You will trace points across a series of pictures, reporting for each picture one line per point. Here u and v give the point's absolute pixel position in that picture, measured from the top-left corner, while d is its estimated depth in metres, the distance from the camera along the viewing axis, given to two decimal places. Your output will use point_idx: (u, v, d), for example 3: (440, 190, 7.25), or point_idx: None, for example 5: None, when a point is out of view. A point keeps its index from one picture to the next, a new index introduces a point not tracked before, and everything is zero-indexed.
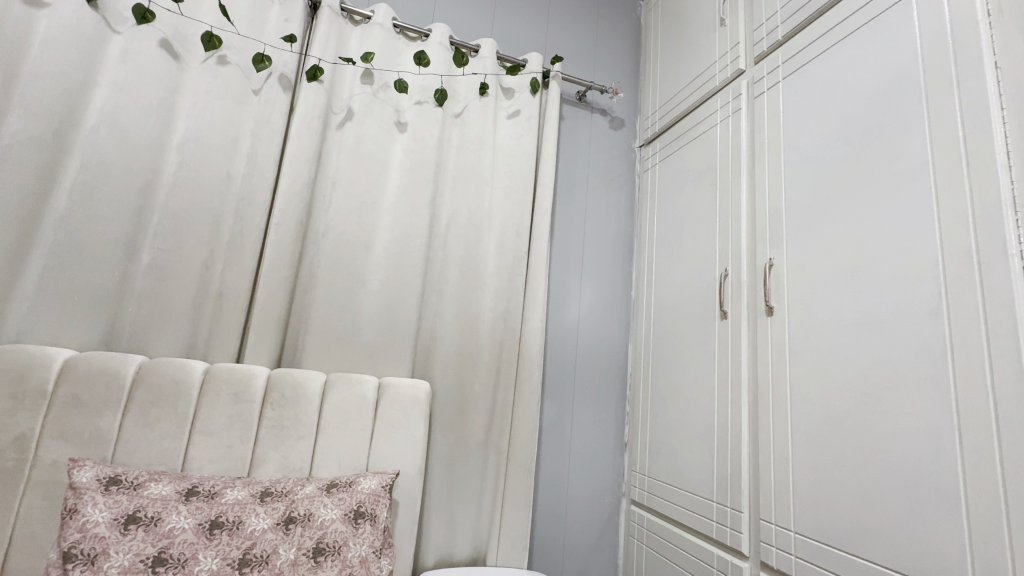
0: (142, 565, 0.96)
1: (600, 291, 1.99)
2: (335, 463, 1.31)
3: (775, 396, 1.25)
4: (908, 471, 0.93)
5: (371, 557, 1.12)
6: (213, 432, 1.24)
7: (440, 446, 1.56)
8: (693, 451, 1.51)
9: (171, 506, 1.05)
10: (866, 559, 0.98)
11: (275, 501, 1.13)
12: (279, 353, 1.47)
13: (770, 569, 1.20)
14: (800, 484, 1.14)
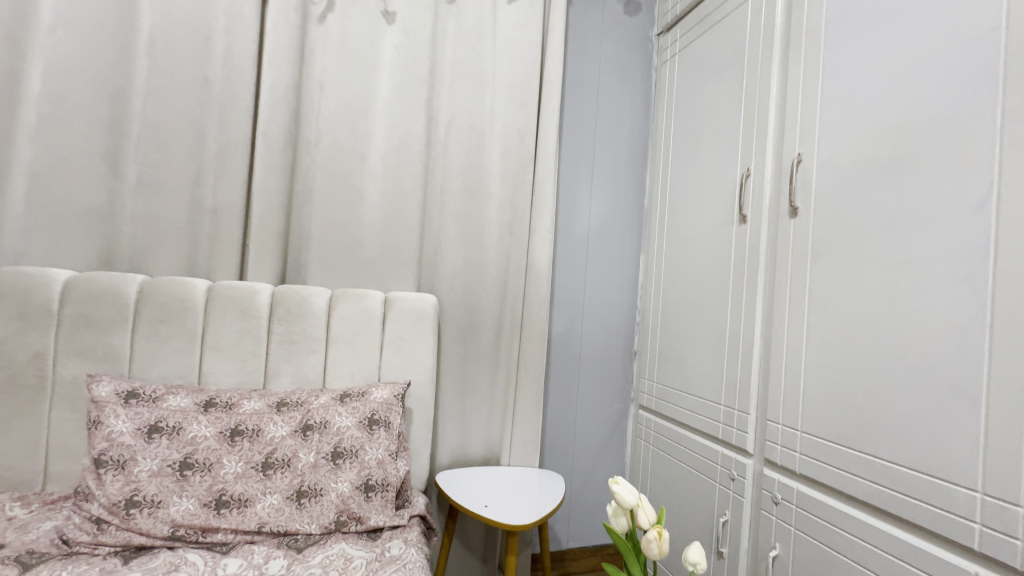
0: (170, 469, 1.01)
1: (611, 199, 1.89)
2: (347, 376, 1.34)
3: (794, 300, 1.20)
4: (928, 371, 0.90)
5: (387, 459, 1.17)
6: (224, 347, 1.25)
7: (451, 358, 1.58)
8: (703, 359, 1.51)
9: (191, 417, 1.09)
10: (874, 455, 0.99)
11: (292, 410, 1.17)
12: (281, 270, 1.44)
13: (773, 465, 1.24)
14: (811, 386, 1.14)
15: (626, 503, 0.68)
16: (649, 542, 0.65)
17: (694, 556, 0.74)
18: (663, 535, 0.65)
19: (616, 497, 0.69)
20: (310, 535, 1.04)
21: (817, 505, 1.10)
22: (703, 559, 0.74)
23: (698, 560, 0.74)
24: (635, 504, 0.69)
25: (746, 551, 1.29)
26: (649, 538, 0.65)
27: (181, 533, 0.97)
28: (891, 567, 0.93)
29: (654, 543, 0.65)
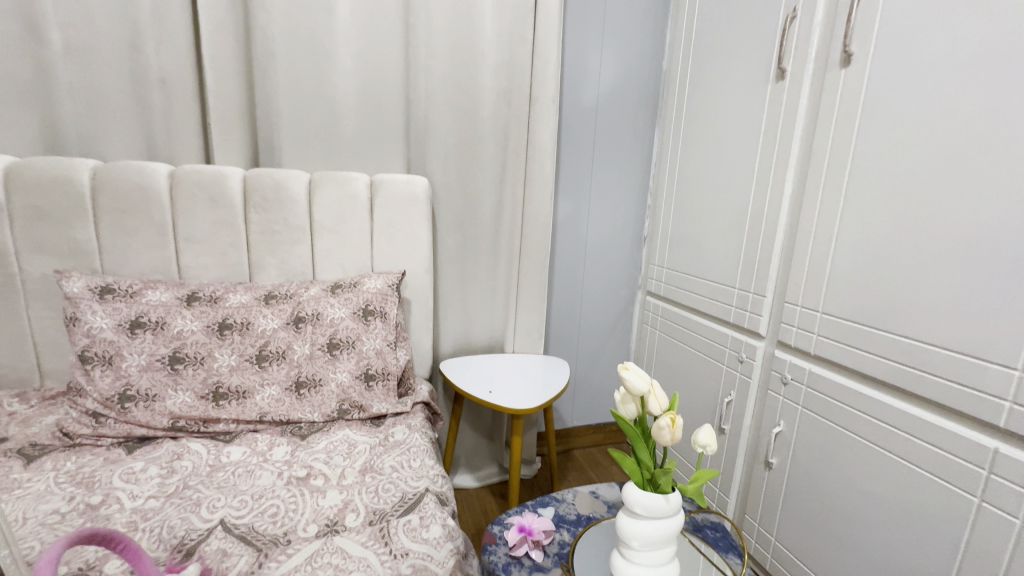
0: (160, 364, 0.98)
1: (624, 61, 1.64)
2: (338, 267, 1.26)
3: (833, 170, 1.06)
4: (982, 243, 0.79)
5: (386, 349, 1.13)
6: (199, 239, 1.15)
7: (448, 247, 1.48)
8: (720, 242, 1.40)
9: (174, 311, 1.03)
10: (901, 334, 0.92)
11: (281, 303, 1.11)
12: (253, 152, 1.29)
13: (786, 347, 1.20)
14: (840, 265, 1.05)
15: (635, 390, 0.62)
16: (661, 429, 0.60)
17: (705, 439, 0.69)
18: (676, 422, 0.60)
19: (625, 384, 0.63)
20: (314, 422, 1.03)
21: (829, 385, 1.07)
22: (714, 441, 0.69)
23: (709, 443, 0.69)
24: (646, 391, 0.63)
25: (748, 428, 1.31)
26: (660, 425, 0.60)
27: (182, 424, 0.96)
28: (903, 443, 0.92)
29: (666, 430, 0.60)
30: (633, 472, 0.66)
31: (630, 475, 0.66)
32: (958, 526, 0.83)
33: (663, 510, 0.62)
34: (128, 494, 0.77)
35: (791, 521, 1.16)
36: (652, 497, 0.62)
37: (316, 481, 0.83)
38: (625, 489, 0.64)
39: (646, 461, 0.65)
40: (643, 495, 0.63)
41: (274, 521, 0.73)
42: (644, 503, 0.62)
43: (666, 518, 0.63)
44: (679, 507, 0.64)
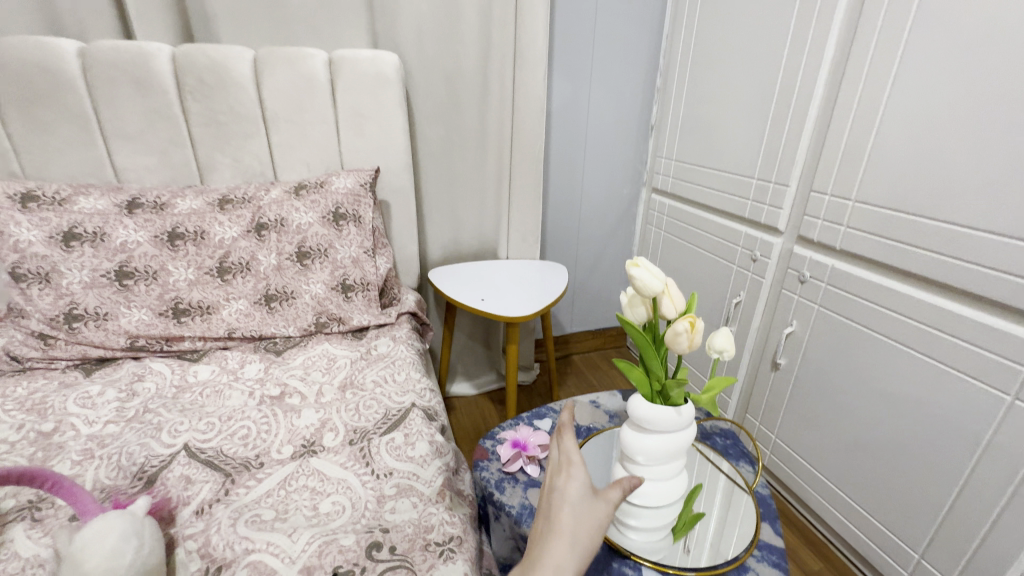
0: (106, 280, 0.87)
1: None
2: (302, 165, 1.10)
3: (894, 23, 0.86)
4: None
5: (363, 258, 1.02)
6: (132, 135, 0.97)
7: (430, 141, 1.30)
8: (742, 125, 1.22)
9: (114, 221, 0.89)
10: (952, 222, 0.80)
11: (239, 208, 0.97)
12: (181, 23, 1.05)
13: (807, 243, 1.08)
14: (886, 143, 0.89)
15: (647, 291, 0.52)
16: (678, 336, 0.51)
17: (721, 344, 0.60)
18: (695, 326, 0.50)
19: (634, 284, 0.52)
20: (290, 337, 0.95)
21: (852, 282, 0.97)
22: (732, 346, 0.60)
23: (725, 348, 0.60)
24: (659, 291, 0.52)
25: (757, 330, 1.24)
26: (677, 332, 0.50)
27: (142, 343, 0.87)
28: (930, 341, 0.84)
29: (684, 336, 0.50)
30: (641, 382, 0.58)
31: (638, 386, 0.58)
32: (981, 425, 0.78)
33: (671, 423, 0.55)
34: (84, 420, 0.70)
35: (795, 420, 1.14)
36: (661, 411, 0.55)
37: (291, 400, 0.76)
38: (631, 402, 0.57)
39: (657, 371, 0.57)
40: (648, 409, 0.55)
41: (244, 443, 0.67)
42: (648, 417, 0.55)
43: (674, 431, 0.56)
44: (691, 419, 0.57)
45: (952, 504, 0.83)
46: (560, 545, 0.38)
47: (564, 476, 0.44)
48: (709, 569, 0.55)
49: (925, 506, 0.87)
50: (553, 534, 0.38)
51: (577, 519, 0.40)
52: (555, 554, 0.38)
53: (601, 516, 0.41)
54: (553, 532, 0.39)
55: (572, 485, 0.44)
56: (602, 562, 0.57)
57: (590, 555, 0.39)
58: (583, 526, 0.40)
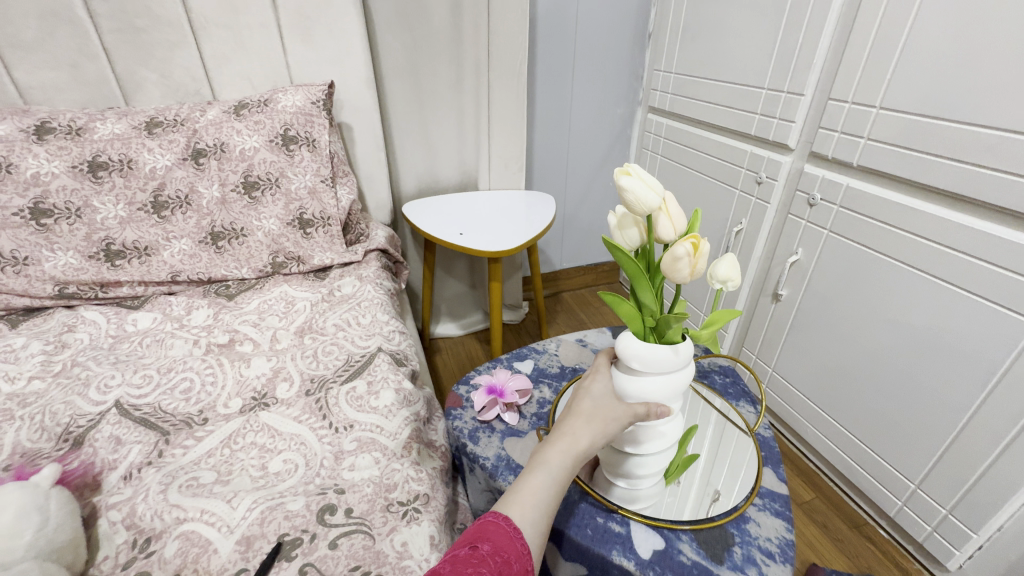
0: (19, 219, 0.75)
1: None
2: (244, 81, 0.96)
3: None
4: None
5: (320, 187, 0.90)
6: (30, 44, 0.81)
7: (395, 53, 1.13)
8: (753, 24, 1.06)
9: (20, 148, 0.76)
10: (993, 126, 0.69)
11: (170, 132, 0.84)
12: None
13: (820, 160, 0.97)
14: (924, 33, 0.75)
15: (640, 207, 0.42)
16: (677, 262, 0.41)
17: (725, 273, 0.48)
18: (699, 248, 0.41)
19: (625, 199, 0.42)
20: (244, 279, 0.86)
21: (869, 203, 0.88)
22: (738, 275, 0.48)
23: (730, 278, 0.49)
24: (655, 208, 0.42)
25: (758, 258, 1.15)
26: (677, 256, 0.41)
27: (73, 290, 0.78)
28: (952, 265, 0.76)
29: (684, 261, 0.41)
30: (632, 319, 0.49)
31: (628, 324, 0.50)
32: (1000, 352, 0.72)
33: (667, 362, 0.47)
34: (3, 376, 0.62)
35: (793, 352, 1.09)
36: (655, 350, 0.47)
37: (242, 347, 0.68)
38: (620, 342, 0.49)
39: (652, 305, 0.49)
40: (641, 348, 0.47)
41: (185, 398, 0.59)
42: (641, 357, 0.47)
43: (671, 372, 0.48)
44: (690, 359, 0.49)
45: (957, 435, 0.79)
46: (576, 421, 0.45)
47: (590, 380, 0.51)
48: (704, 522, 0.50)
49: (927, 437, 0.83)
50: (571, 412, 0.45)
51: (594, 406, 0.47)
52: (571, 426, 0.45)
53: (621, 407, 0.47)
54: (571, 411, 0.46)
55: (595, 386, 0.50)
56: (585, 516, 0.51)
57: (606, 432, 0.45)
58: (600, 410, 0.46)
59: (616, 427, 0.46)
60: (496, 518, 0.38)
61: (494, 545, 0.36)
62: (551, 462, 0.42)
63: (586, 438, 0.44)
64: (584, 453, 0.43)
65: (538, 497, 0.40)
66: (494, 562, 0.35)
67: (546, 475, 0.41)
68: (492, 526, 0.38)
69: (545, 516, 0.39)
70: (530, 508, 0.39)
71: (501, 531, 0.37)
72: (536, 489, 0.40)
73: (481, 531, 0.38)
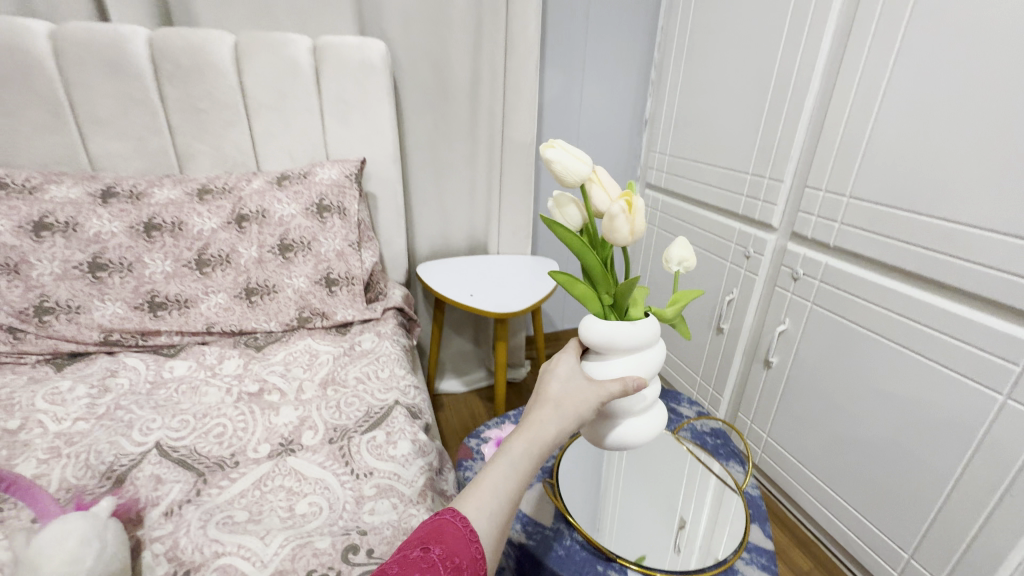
0: (79, 272, 0.84)
1: None
2: (285, 155, 1.07)
3: (888, 12, 0.85)
4: None
5: (348, 251, 0.99)
6: (107, 120, 0.94)
7: (419, 133, 1.27)
8: (737, 118, 1.20)
9: (87, 210, 0.86)
10: (948, 218, 0.79)
11: (219, 199, 0.94)
12: (160, 7, 1.00)
13: (800, 239, 1.07)
14: (881, 138, 0.88)
15: (570, 177, 0.46)
16: (615, 221, 0.46)
17: (679, 254, 0.54)
18: (630, 204, 0.45)
19: (555, 171, 0.46)
20: (271, 332, 0.92)
21: (847, 280, 0.96)
22: (691, 254, 0.54)
23: (685, 257, 0.54)
24: (584, 177, 0.47)
25: (750, 326, 1.23)
26: (613, 215, 0.45)
27: (116, 338, 0.84)
28: (926, 340, 0.83)
29: (620, 219, 0.45)
30: (589, 298, 0.54)
31: (584, 304, 0.55)
32: (974, 423, 0.77)
33: (638, 336, 0.51)
34: (52, 417, 0.67)
35: (786, 419, 1.13)
36: (616, 327, 0.51)
37: (270, 397, 0.74)
38: (584, 325, 0.53)
39: (601, 279, 0.54)
40: (605, 325, 0.52)
41: (219, 442, 0.64)
42: (605, 336, 0.51)
43: (636, 351, 0.53)
44: (652, 335, 0.53)
45: (943, 503, 0.82)
46: (544, 409, 0.46)
47: (554, 364, 0.52)
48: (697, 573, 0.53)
49: (916, 506, 0.86)
50: (539, 401, 0.46)
51: (561, 394, 0.48)
52: (539, 415, 0.46)
53: (590, 393, 0.48)
54: (539, 400, 0.47)
55: (561, 370, 0.51)
56: (586, 565, 0.55)
57: (572, 421, 0.46)
58: (567, 398, 0.48)
59: (582, 413, 0.47)
60: (453, 518, 0.38)
61: (448, 550, 0.36)
62: (515, 451, 0.43)
63: (554, 427, 0.45)
64: (551, 441, 0.45)
65: (497, 488, 0.41)
66: (444, 566, 0.35)
67: (508, 465, 0.42)
68: (450, 528, 0.38)
69: (508, 504, 0.41)
70: (484, 504, 0.39)
71: (456, 535, 0.37)
72: (497, 479, 0.41)
73: (437, 531, 0.37)
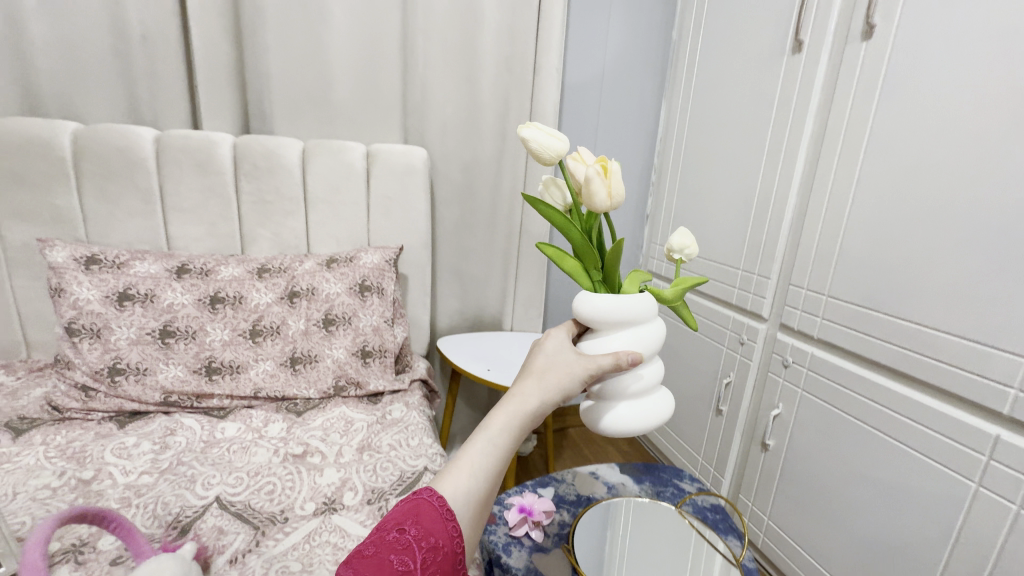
0: (150, 337, 0.95)
1: (631, 29, 1.57)
2: (332, 240, 1.22)
3: (846, 149, 1.03)
4: (990, 221, 0.79)
5: (383, 326, 1.11)
6: (188, 207, 1.10)
7: (447, 222, 1.44)
8: (727, 220, 1.37)
9: (164, 284, 0.99)
10: (910, 319, 0.91)
11: (275, 277, 1.08)
12: (244, 119, 1.21)
13: (788, 330, 1.19)
14: (850, 248, 1.02)
15: (547, 153, 0.52)
16: (592, 185, 0.51)
17: (679, 242, 0.60)
18: (603, 168, 0.51)
19: (534, 150, 0.53)
20: (310, 399, 1.02)
21: (831, 370, 1.07)
22: (691, 241, 0.60)
23: (683, 244, 0.60)
24: (560, 153, 0.53)
25: (747, 409, 1.31)
26: (588, 179, 0.50)
27: (174, 399, 0.94)
28: (904, 428, 0.92)
29: (596, 182, 0.50)
30: (578, 273, 0.59)
31: (574, 278, 0.60)
32: (953, 508, 0.84)
33: (632, 310, 0.55)
34: (121, 469, 0.76)
35: (785, 501, 1.18)
36: (611, 303, 0.54)
37: (313, 459, 0.82)
38: (579, 300, 0.56)
39: (588, 252, 0.58)
40: (599, 300, 0.55)
41: (270, 498, 0.72)
42: (599, 310, 0.54)
43: (630, 326, 0.56)
44: (647, 312, 0.56)
45: None
46: (527, 383, 0.50)
47: (543, 340, 0.56)
48: None
49: None
50: (523, 374, 0.50)
51: (545, 368, 0.52)
52: (522, 388, 0.50)
53: (574, 367, 0.52)
54: (523, 374, 0.51)
55: (550, 346, 0.55)
56: None
57: (554, 393, 0.50)
58: (551, 371, 0.51)
59: (566, 386, 0.51)
60: (429, 497, 0.42)
61: (423, 530, 0.40)
62: (496, 424, 0.47)
63: (534, 401, 0.49)
64: (531, 413, 0.49)
65: (477, 461, 0.45)
66: (420, 547, 0.39)
67: (488, 438, 0.46)
68: (427, 509, 0.41)
69: (487, 476, 0.45)
70: (463, 477, 0.44)
71: (432, 515, 0.41)
72: (476, 452, 0.45)
73: (415, 511, 0.41)
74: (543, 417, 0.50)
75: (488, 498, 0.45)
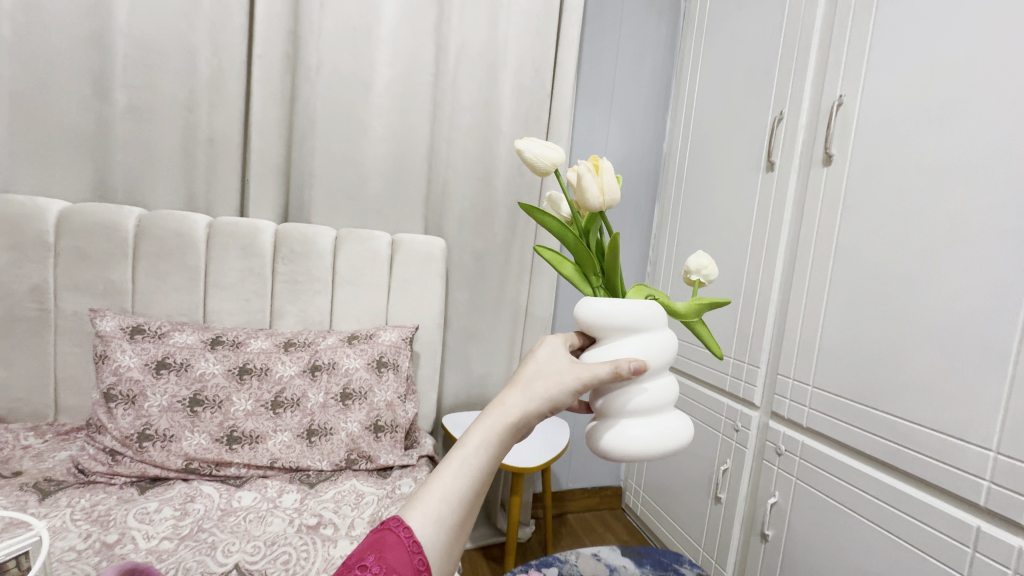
0: (180, 405, 1.02)
1: (627, 142, 1.80)
2: (353, 318, 1.32)
3: (818, 255, 1.17)
4: (943, 325, 0.90)
5: (396, 402, 1.17)
6: (227, 285, 1.21)
7: (458, 304, 1.54)
8: (717, 311, 1.48)
9: (199, 354, 1.07)
10: (887, 412, 0.99)
11: (300, 351, 1.16)
12: (285, 208, 1.36)
13: (779, 419, 1.25)
14: (829, 343, 1.12)
15: (541, 162, 0.55)
16: (584, 180, 0.53)
17: (695, 262, 0.61)
18: (593, 164, 0.53)
19: (529, 160, 0.55)
20: (322, 471, 1.06)
21: (822, 459, 1.12)
22: (707, 260, 0.60)
23: (699, 263, 0.61)
24: (553, 162, 0.56)
25: (744, 496, 1.33)
26: (579, 174, 0.53)
27: (195, 466, 0.99)
28: (893, 519, 0.96)
29: (587, 177, 0.53)
30: (577, 279, 0.64)
31: (575, 284, 0.64)
32: None
33: (633, 317, 0.55)
34: (143, 534, 0.79)
35: None
36: (609, 309, 0.55)
37: (325, 530, 0.85)
38: (581, 305, 0.57)
39: (587, 257, 0.62)
40: (598, 304, 0.56)
41: (285, 568, 0.75)
42: (601, 314, 0.55)
43: (634, 334, 0.55)
44: (651, 320, 0.56)
45: None
46: (510, 395, 0.47)
47: (535, 349, 0.52)
48: None
49: None
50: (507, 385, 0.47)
51: (531, 380, 0.48)
52: (506, 399, 0.46)
53: (562, 378, 0.49)
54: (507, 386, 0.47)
55: (541, 356, 0.51)
56: None
57: (539, 406, 0.47)
58: (537, 382, 0.48)
59: (553, 398, 0.48)
60: (396, 528, 0.40)
61: (386, 565, 0.38)
62: (473, 441, 0.44)
63: (517, 412, 0.45)
64: (513, 426, 0.45)
65: (450, 483, 0.42)
66: None
67: (464, 457, 0.43)
68: (392, 541, 0.39)
69: (463, 497, 0.42)
70: (434, 500, 0.41)
71: (398, 546, 0.39)
72: (450, 473, 0.42)
73: (380, 545, 0.39)
74: (526, 429, 0.47)
75: (465, 525, 0.42)
